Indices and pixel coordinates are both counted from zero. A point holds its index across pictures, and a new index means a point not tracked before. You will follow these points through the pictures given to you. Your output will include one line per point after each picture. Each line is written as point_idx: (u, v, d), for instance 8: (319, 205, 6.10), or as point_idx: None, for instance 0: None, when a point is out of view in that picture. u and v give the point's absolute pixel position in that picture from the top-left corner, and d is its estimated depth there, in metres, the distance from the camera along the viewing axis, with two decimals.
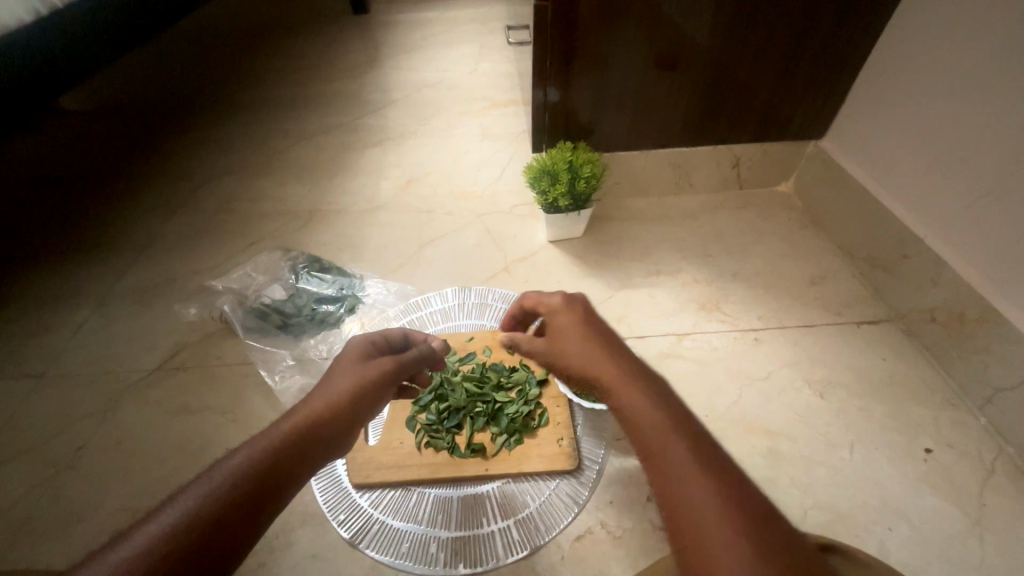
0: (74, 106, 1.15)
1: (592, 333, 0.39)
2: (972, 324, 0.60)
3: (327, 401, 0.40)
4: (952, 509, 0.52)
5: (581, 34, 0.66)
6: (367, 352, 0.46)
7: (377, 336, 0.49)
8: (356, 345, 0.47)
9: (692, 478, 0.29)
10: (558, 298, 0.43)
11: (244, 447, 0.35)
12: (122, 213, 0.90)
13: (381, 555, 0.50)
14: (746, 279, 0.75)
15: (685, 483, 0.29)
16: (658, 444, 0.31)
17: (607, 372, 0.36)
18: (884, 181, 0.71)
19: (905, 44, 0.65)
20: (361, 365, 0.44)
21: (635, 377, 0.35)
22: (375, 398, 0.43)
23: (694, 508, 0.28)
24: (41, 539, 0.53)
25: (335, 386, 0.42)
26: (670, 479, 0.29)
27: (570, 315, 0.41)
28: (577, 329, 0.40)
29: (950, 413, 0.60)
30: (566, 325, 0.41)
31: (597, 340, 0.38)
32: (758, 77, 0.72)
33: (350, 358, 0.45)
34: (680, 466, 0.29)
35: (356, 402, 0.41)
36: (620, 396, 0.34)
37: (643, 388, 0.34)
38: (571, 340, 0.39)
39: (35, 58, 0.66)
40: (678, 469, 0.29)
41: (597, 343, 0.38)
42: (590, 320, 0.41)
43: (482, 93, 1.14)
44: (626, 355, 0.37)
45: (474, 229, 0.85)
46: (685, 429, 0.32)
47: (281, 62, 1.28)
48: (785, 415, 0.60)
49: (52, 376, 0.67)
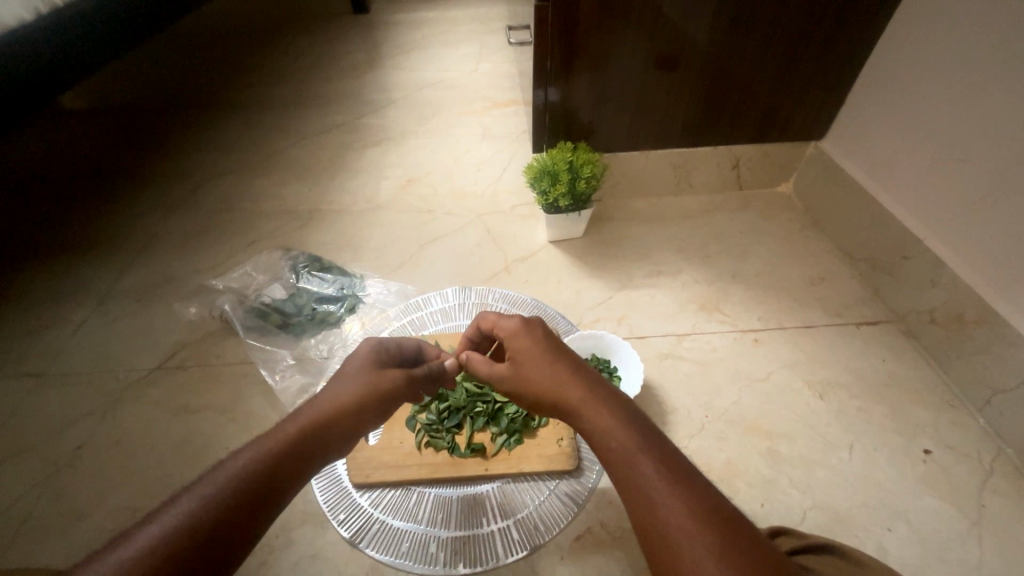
0: (74, 104, 1.15)
1: (554, 354, 0.39)
2: (971, 325, 0.60)
3: (333, 406, 0.40)
4: (951, 509, 0.52)
5: (582, 35, 0.67)
6: (378, 358, 0.46)
7: (389, 342, 0.49)
8: (369, 349, 0.46)
9: (666, 496, 0.29)
10: (512, 322, 0.43)
11: (248, 449, 0.35)
12: (122, 212, 0.90)
13: (380, 555, 0.50)
14: (745, 280, 0.75)
15: (659, 502, 0.29)
16: (627, 466, 0.31)
17: (571, 395, 0.36)
18: (884, 183, 0.71)
19: (906, 45, 0.65)
20: (371, 372, 0.44)
21: (599, 397, 0.35)
22: (381, 407, 0.43)
23: (671, 526, 0.28)
24: (41, 538, 0.53)
25: (341, 391, 0.42)
26: (645, 499, 0.30)
27: (526, 338, 0.41)
28: (536, 351, 0.39)
29: (949, 414, 0.60)
30: (525, 347, 0.40)
31: (556, 362, 0.38)
32: (759, 78, 0.72)
33: (360, 362, 0.45)
34: (654, 485, 0.30)
35: (362, 411, 0.41)
36: (587, 419, 0.34)
37: (608, 408, 0.34)
38: (532, 363, 0.39)
39: (36, 57, 0.66)
40: (651, 489, 0.30)
41: (558, 365, 0.38)
42: (548, 339, 0.40)
43: (483, 93, 1.15)
44: (589, 374, 0.37)
45: (474, 229, 0.85)
46: (655, 446, 0.32)
47: (282, 62, 1.28)
48: (785, 415, 0.60)
49: (52, 375, 0.67)
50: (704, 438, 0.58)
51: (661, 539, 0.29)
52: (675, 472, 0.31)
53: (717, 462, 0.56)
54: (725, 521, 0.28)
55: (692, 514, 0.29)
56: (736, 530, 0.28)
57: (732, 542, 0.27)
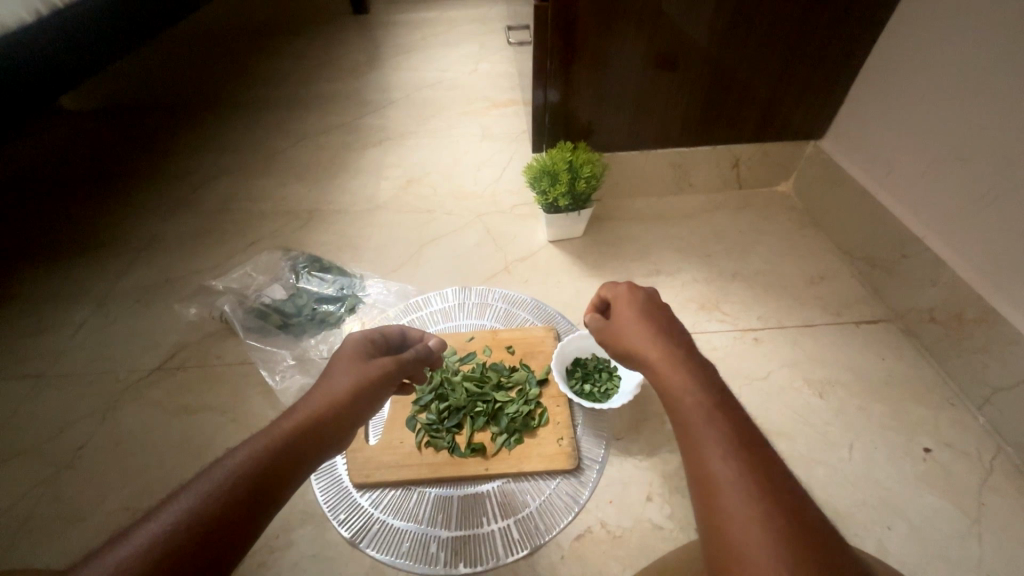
0: (74, 105, 1.15)
1: (653, 321, 0.42)
2: (971, 324, 0.60)
3: (327, 399, 0.41)
4: (951, 508, 0.52)
5: (582, 35, 0.67)
6: (365, 352, 0.47)
7: (374, 335, 0.50)
8: (354, 344, 0.48)
9: (723, 452, 0.31)
10: (626, 288, 0.46)
11: (246, 444, 0.35)
12: (122, 213, 0.90)
13: (381, 555, 0.50)
14: (745, 279, 0.75)
15: (716, 457, 0.31)
16: (695, 419, 0.33)
17: (654, 355, 0.38)
18: (883, 182, 0.71)
19: (905, 44, 0.65)
20: (361, 365, 0.45)
21: (686, 361, 0.37)
22: (373, 399, 0.44)
23: (721, 480, 0.30)
24: (40, 539, 0.53)
25: (332, 386, 0.42)
26: (702, 452, 0.31)
27: (634, 305, 0.44)
28: (638, 317, 0.43)
29: (949, 412, 0.60)
30: (630, 313, 0.44)
31: (652, 329, 0.41)
32: (758, 77, 0.72)
33: (347, 357, 0.46)
34: (716, 441, 0.31)
35: (355, 401, 0.42)
36: (665, 377, 0.36)
37: (688, 370, 0.36)
38: (631, 325, 0.42)
39: (36, 58, 0.66)
40: (711, 444, 0.31)
41: (655, 332, 0.41)
42: (657, 311, 0.43)
43: (483, 93, 1.15)
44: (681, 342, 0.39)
45: (474, 229, 0.85)
46: (726, 410, 0.33)
47: (282, 62, 1.28)
48: (785, 414, 0.60)
49: (52, 376, 0.67)
50: None
51: (709, 488, 0.30)
52: (739, 435, 0.32)
53: None
54: (777, 487, 0.29)
55: (743, 474, 0.30)
56: (785, 498, 0.29)
57: (777, 508, 0.28)
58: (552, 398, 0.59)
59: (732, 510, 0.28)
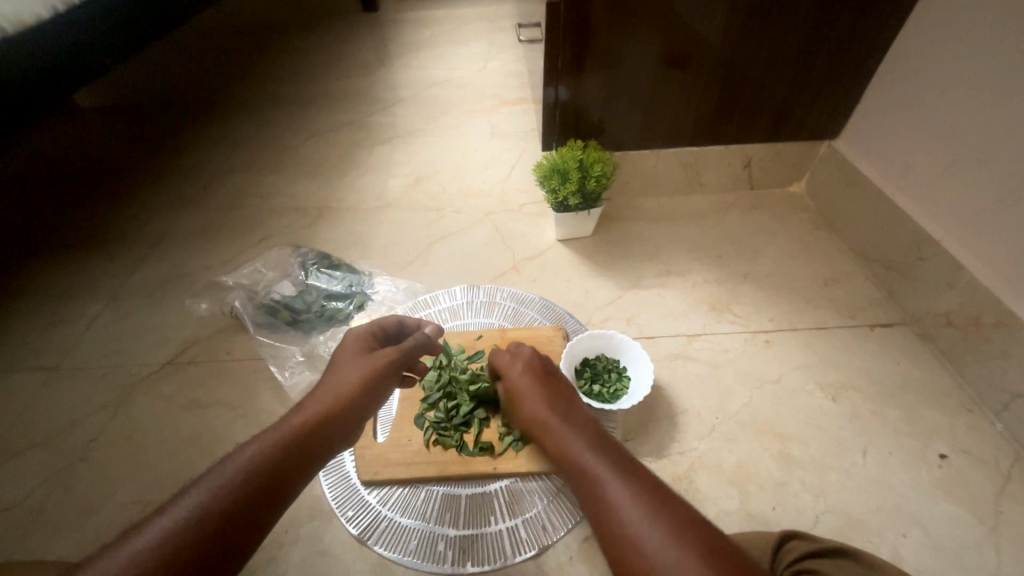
0: (88, 102, 1.16)
1: (539, 380, 0.44)
2: (989, 328, 0.59)
3: (335, 393, 0.41)
4: (968, 516, 0.51)
5: (594, 33, 0.66)
6: (366, 346, 0.47)
7: (375, 329, 0.49)
8: (357, 338, 0.47)
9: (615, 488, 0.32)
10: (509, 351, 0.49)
11: (254, 441, 0.35)
12: (134, 208, 0.91)
13: (389, 552, 0.50)
14: (756, 280, 0.74)
15: (612, 495, 0.31)
16: (586, 467, 0.34)
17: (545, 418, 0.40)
18: (900, 183, 0.70)
19: (922, 44, 0.64)
20: (366, 357, 0.45)
21: (571, 419, 0.39)
22: (379, 390, 0.44)
23: (623, 510, 0.30)
24: (52, 531, 0.53)
25: (338, 381, 0.42)
26: (601, 496, 0.32)
27: (519, 365, 0.46)
28: (525, 380, 0.44)
29: (965, 418, 0.59)
30: (516, 377, 0.45)
31: (541, 390, 0.43)
32: (772, 77, 0.71)
33: (349, 353, 0.46)
34: (607, 481, 0.32)
35: (363, 393, 0.42)
36: (556, 439, 0.38)
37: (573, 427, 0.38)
38: (521, 390, 0.44)
39: (54, 54, 0.67)
40: (605, 484, 0.32)
41: (542, 393, 0.42)
42: (538, 369, 0.45)
43: (492, 91, 1.14)
44: (562, 403, 0.41)
45: (483, 227, 0.84)
46: (612, 451, 0.35)
47: (292, 60, 1.28)
48: (796, 417, 0.59)
49: (65, 369, 0.67)
50: (715, 440, 0.58)
51: (614, 528, 0.30)
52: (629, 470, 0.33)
53: (727, 464, 0.56)
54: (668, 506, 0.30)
55: (640, 499, 0.31)
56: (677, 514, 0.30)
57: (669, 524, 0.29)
58: None
59: (642, 541, 0.29)
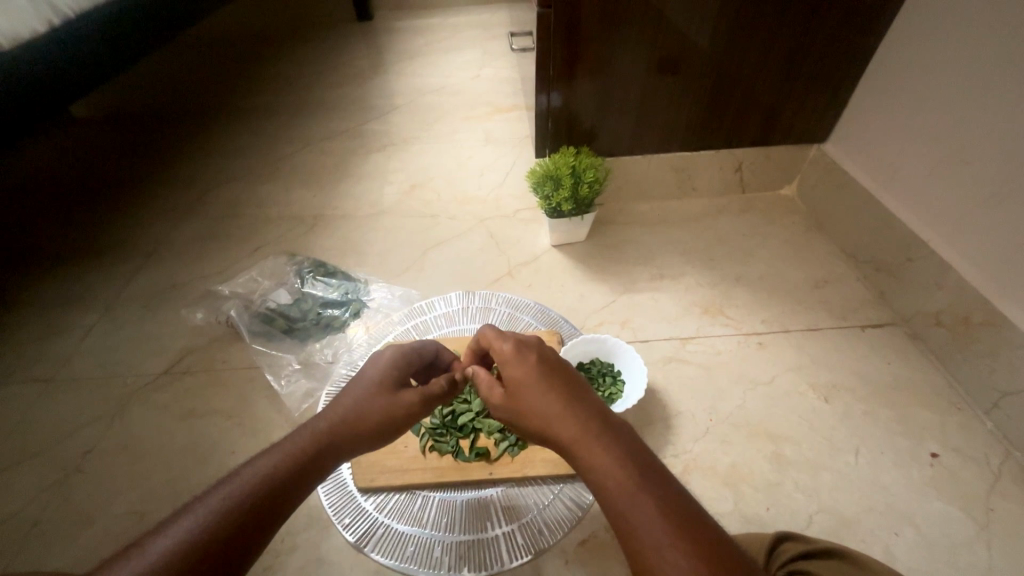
0: (86, 113, 1.17)
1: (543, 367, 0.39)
2: (976, 327, 0.60)
3: (340, 419, 0.40)
4: (959, 514, 0.52)
5: (584, 40, 0.67)
6: (396, 373, 0.45)
7: (407, 355, 0.47)
8: (389, 365, 0.46)
9: (642, 510, 0.30)
10: (511, 343, 0.42)
11: (255, 465, 0.35)
12: (129, 218, 0.91)
13: (385, 559, 0.50)
14: (749, 283, 0.75)
15: (662, 558, 0.28)
16: (626, 510, 0.30)
17: (566, 431, 0.35)
18: (888, 186, 0.71)
19: (906, 49, 0.66)
20: (385, 392, 0.43)
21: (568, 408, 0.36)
22: (399, 426, 0.43)
23: (636, 517, 0.30)
24: (48, 542, 0.53)
25: (350, 408, 0.41)
26: (644, 545, 0.29)
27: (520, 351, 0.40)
28: (536, 376, 0.38)
29: (956, 417, 0.59)
30: (521, 373, 0.39)
31: (543, 376, 0.38)
32: (760, 82, 0.72)
33: (375, 375, 0.45)
34: (656, 540, 0.29)
35: (370, 426, 0.41)
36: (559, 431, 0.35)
37: (606, 442, 0.33)
38: (529, 391, 0.37)
39: (50, 68, 0.68)
40: (653, 540, 0.29)
41: (553, 392, 0.37)
42: (546, 364, 0.39)
43: (486, 99, 1.15)
44: (584, 405, 0.36)
45: (477, 233, 0.85)
46: (620, 445, 0.33)
47: (287, 69, 1.29)
48: (789, 419, 0.60)
49: (61, 379, 0.68)
50: (709, 442, 0.58)
51: (627, 530, 0.30)
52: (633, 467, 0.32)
53: (721, 466, 0.56)
54: (681, 516, 0.30)
55: (653, 506, 0.30)
56: (686, 519, 0.29)
57: (678, 529, 0.29)
58: None
59: (655, 552, 0.28)
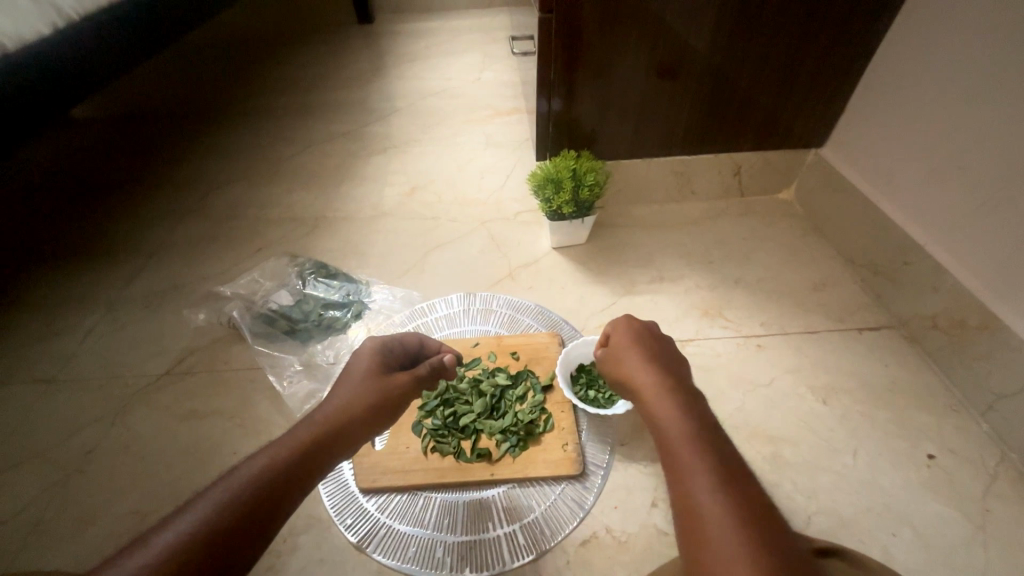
0: (87, 116, 1.17)
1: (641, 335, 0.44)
2: (973, 330, 0.60)
3: (336, 414, 0.41)
4: (955, 515, 0.52)
5: (585, 44, 0.68)
6: (382, 361, 0.48)
7: (389, 346, 0.50)
8: (372, 355, 0.48)
9: (687, 439, 0.32)
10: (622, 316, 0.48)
11: (255, 459, 0.35)
12: (131, 219, 0.91)
13: (387, 559, 0.50)
14: (748, 285, 0.75)
15: (694, 481, 0.30)
16: (674, 436, 0.33)
17: (641, 378, 0.39)
18: (885, 191, 0.72)
19: (903, 56, 0.67)
20: (375, 380, 0.46)
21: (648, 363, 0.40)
22: (393, 408, 0.46)
23: (679, 444, 0.32)
24: (49, 544, 0.53)
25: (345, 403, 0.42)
26: (681, 464, 0.31)
27: (627, 324, 0.46)
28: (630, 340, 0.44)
29: (953, 419, 0.60)
30: (622, 337, 0.45)
31: (639, 340, 0.44)
32: (759, 86, 0.73)
33: (363, 366, 0.47)
34: (694, 462, 0.31)
35: (365, 420, 0.42)
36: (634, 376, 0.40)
37: (676, 390, 0.37)
38: (621, 349, 0.43)
39: (53, 70, 0.68)
40: (689, 462, 0.31)
41: (641, 352, 0.42)
42: (645, 333, 0.44)
43: (485, 102, 1.16)
44: (662, 364, 0.40)
45: (478, 236, 0.86)
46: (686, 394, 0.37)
47: (288, 71, 1.30)
48: (788, 421, 0.60)
49: (62, 380, 0.68)
50: None
51: (670, 453, 0.32)
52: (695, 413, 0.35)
53: None
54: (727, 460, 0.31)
55: (700, 440, 0.32)
56: (729, 462, 0.31)
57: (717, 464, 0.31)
58: (558, 403, 0.59)
59: (688, 474, 0.31)
